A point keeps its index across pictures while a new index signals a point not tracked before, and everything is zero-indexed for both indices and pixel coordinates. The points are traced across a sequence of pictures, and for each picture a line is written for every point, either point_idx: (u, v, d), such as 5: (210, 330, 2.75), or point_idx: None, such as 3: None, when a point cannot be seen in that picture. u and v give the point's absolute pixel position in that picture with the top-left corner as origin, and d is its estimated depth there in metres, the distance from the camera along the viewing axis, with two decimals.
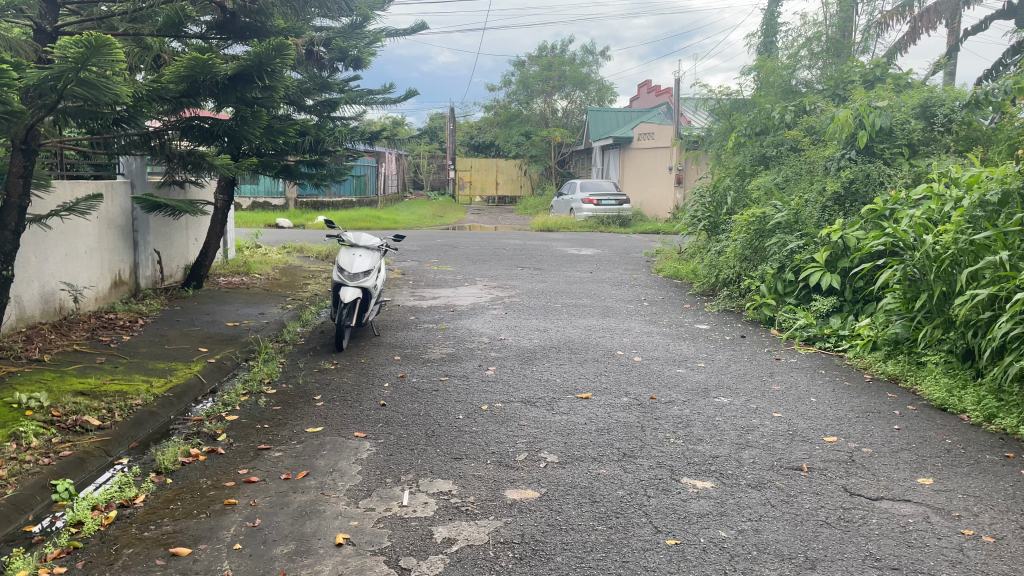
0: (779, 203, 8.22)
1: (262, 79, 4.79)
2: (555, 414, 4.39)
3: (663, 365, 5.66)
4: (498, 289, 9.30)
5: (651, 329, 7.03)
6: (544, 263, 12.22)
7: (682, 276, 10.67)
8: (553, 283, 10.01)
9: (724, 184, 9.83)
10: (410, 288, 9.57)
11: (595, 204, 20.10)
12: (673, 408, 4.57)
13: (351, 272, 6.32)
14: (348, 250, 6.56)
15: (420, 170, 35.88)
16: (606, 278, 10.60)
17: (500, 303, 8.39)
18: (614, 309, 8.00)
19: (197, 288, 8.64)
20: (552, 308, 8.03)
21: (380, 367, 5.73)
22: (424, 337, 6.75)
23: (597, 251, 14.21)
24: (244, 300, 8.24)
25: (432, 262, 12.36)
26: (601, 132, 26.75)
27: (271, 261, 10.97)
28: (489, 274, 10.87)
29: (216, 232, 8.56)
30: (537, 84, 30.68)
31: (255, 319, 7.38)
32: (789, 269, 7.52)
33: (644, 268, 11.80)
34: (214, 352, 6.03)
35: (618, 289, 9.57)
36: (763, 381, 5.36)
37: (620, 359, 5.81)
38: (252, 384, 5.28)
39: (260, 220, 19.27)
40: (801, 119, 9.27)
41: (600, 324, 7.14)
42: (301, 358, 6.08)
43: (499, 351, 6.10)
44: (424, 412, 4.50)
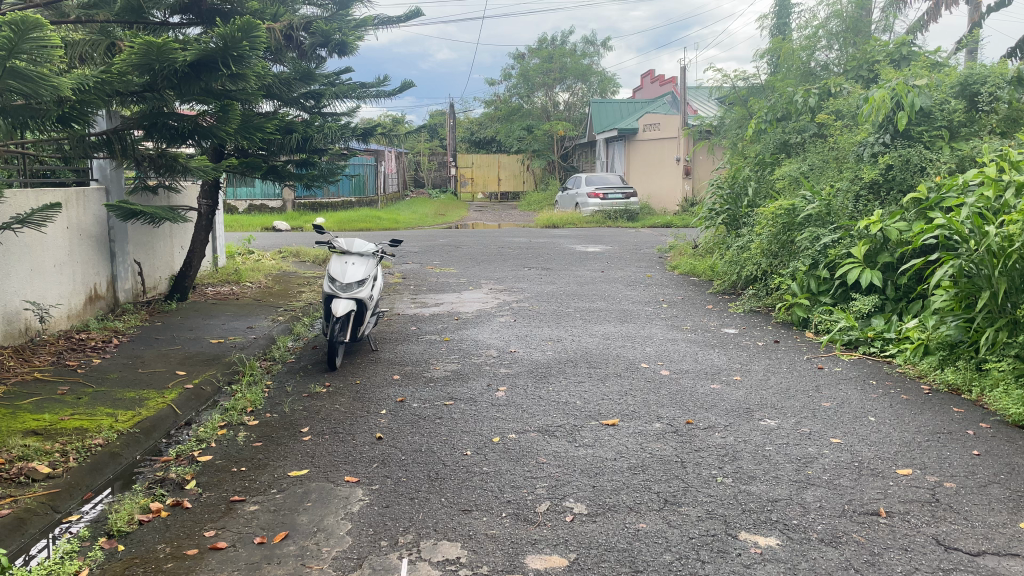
0: (808, 194, 7.55)
1: (229, 64, 4.12)
2: (578, 448, 3.77)
3: (695, 379, 5.04)
4: (505, 293, 8.68)
5: (675, 335, 6.41)
6: (551, 263, 11.57)
7: (699, 273, 10.03)
8: (564, 285, 9.37)
9: (744, 174, 9.17)
10: (412, 294, 8.95)
11: (601, 199, 19.42)
12: (714, 436, 3.95)
13: (344, 283, 5.70)
14: (340, 257, 5.93)
15: (421, 169, 35.18)
16: (620, 277, 9.97)
17: (509, 308, 7.76)
18: (633, 313, 7.38)
19: (182, 300, 8.03)
20: (566, 313, 7.40)
21: (378, 388, 5.11)
22: (426, 351, 6.13)
23: (607, 248, 13.54)
24: (231, 312, 7.64)
25: (435, 265, 11.72)
26: (606, 124, 26.04)
27: (264, 268, 10.36)
28: (495, 276, 10.24)
29: (201, 240, 7.94)
30: (538, 76, 30.01)
31: (242, 334, 6.77)
32: (823, 266, 6.86)
33: (658, 265, 11.16)
34: (193, 376, 5.42)
35: (634, 290, 8.93)
36: (810, 396, 4.73)
37: (646, 373, 5.18)
38: (232, 415, 4.67)
39: (256, 223, 18.67)
40: (827, 103, 8.64)
41: (619, 332, 6.51)
42: (290, 380, 5.47)
43: (510, 367, 5.47)
44: (426, 448, 3.89)
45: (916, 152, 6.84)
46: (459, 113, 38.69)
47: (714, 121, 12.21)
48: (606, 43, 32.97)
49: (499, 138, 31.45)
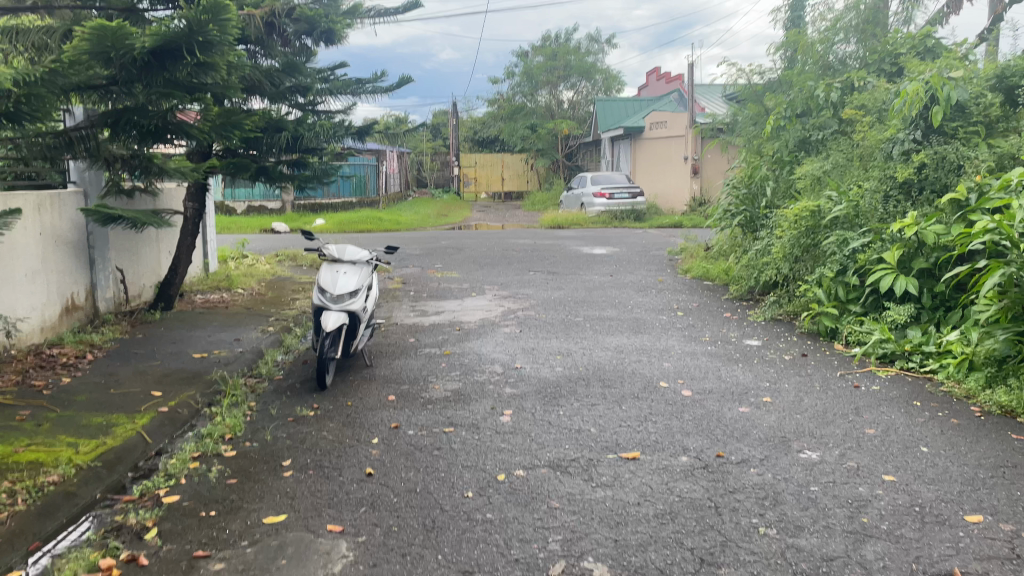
0: (834, 194, 7.05)
1: (194, 52, 3.64)
2: (596, 490, 3.30)
3: (721, 402, 4.56)
4: (510, 300, 8.19)
5: (695, 347, 5.93)
6: (558, 266, 11.09)
7: (714, 277, 9.56)
8: (572, 290, 8.89)
9: (762, 173, 8.66)
10: (411, 301, 8.48)
11: (608, 199, 18.92)
12: (750, 472, 3.48)
13: (335, 293, 5.23)
14: (330, 266, 5.44)
15: (423, 168, 34.69)
16: (629, 282, 9.50)
17: (514, 317, 7.29)
18: (647, 323, 6.89)
19: (167, 309, 7.54)
20: (575, 323, 6.91)
21: (371, 411, 4.64)
22: (425, 366, 5.66)
23: (615, 250, 13.06)
24: (219, 322, 7.17)
25: (436, 269, 11.24)
26: (611, 122, 25.52)
27: (257, 273, 9.90)
28: (499, 281, 9.77)
29: (187, 246, 7.46)
30: (542, 74, 29.52)
31: (228, 347, 6.31)
32: (852, 272, 6.37)
33: (669, 269, 10.68)
34: (169, 397, 4.95)
35: (646, 296, 8.45)
36: (851, 422, 4.25)
37: (666, 394, 4.70)
38: (208, 443, 4.20)
39: (254, 225, 18.23)
40: (851, 98, 8.17)
41: (633, 344, 6.03)
42: (275, 401, 5.00)
43: (516, 386, 5.00)
44: (422, 489, 3.41)
45: (952, 148, 6.37)
46: (460, 112, 38.19)
47: (726, 117, 11.70)
48: (610, 40, 32.47)
49: (503, 137, 30.96)
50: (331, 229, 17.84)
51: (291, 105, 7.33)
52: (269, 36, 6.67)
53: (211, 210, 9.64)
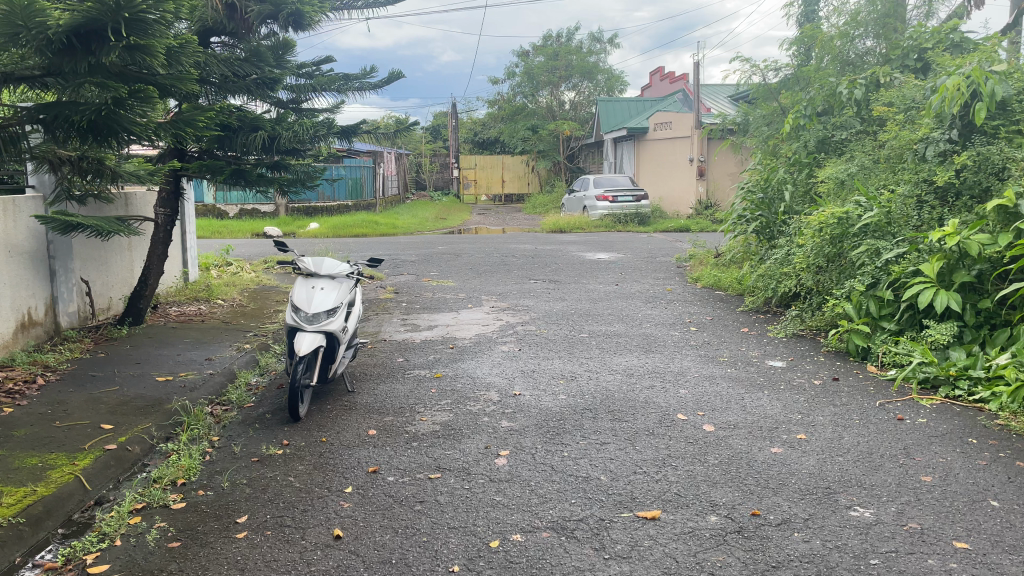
0: (862, 199, 6.48)
1: (121, 33, 3.23)
2: (610, 564, 2.72)
3: (749, 439, 3.97)
4: (508, 313, 7.60)
5: (713, 370, 5.36)
6: (560, 273, 10.51)
7: (727, 286, 8.98)
8: (575, 301, 8.30)
9: (779, 176, 8.08)
10: (403, 313, 7.89)
11: (611, 201, 18.35)
12: (793, 538, 2.89)
13: (310, 312, 4.63)
14: (306, 281, 4.84)
15: (423, 170, 34.13)
16: (636, 291, 8.92)
17: (513, 332, 6.70)
18: (658, 341, 6.31)
19: (136, 324, 6.92)
20: (580, 340, 6.32)
21: (347, 450, 4.05)
22: (413, 392, 5.06)
23: (620, 256, 12.48)
24: (191, 340, 6.59)
25: (431, 277, 10.65)
26: (614, 123, 24.94)
27: (241, 282, 9.33)
28: (497, 290, 9.19)
29: (158, 255, 6.86)
30: (543, 74, 28.96)
31: (197, 368, 5.72)
32: (886, 285, 5.79)
33: (678, 277, 10.11)
34: (122, 431, 4.37)
35: (655, 308, 7.87)
36: (902, 466, 3.65)
37: (685, 430, 4.11)
38: (156, 491, 3.61)
39: (246, 230, 17.68)
40: (877, 95, 7.61)
41: (644, 367, 5.45)
42: (241, 436, 4.41)
43: (515, 418, 4.41)
44: (400, 560, 2.82)
45: (997, 149, 5.80)
46: (459, 113, 37.63)
47: (737, 117, 11.11)
48: (613, 40, 31.91)
49: (503, 138, 30.40)
50: (325, 233, 17.28)
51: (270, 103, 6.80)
52: (234, 20, 6.07)
53: (191, 215, 9.07)
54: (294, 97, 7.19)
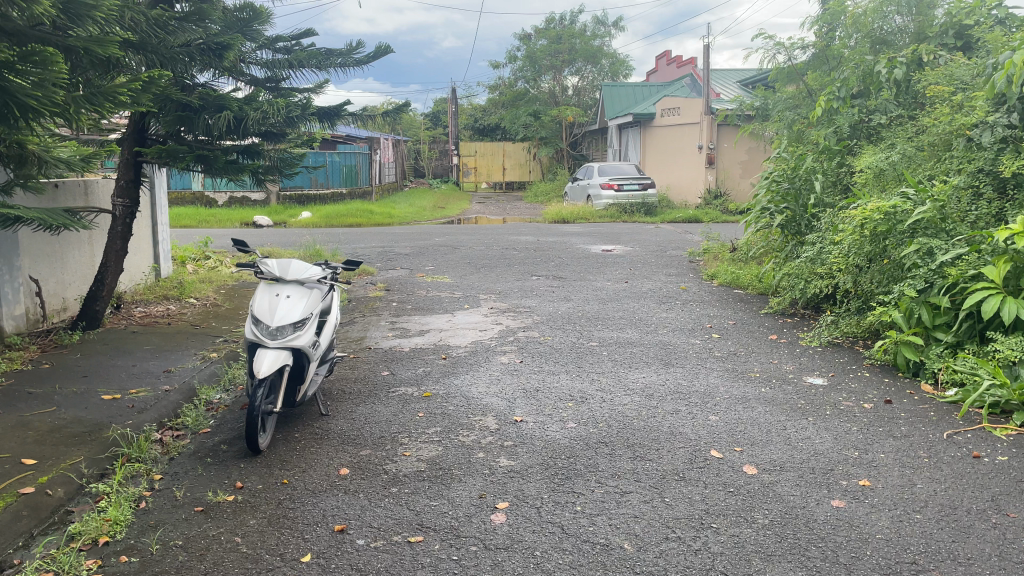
0: (909, 190, 5.74)
1: None
2: None
3: (802, 488, 3.25)
4: (508, 316, 6.86)
5: (745, 390, 4.63)
6: (564, 269, 9.77)
7: (748, 284, 8.25)
8: (582, 301, 7.57)
9: (808, 165, 7.30)
10: (393, 315, 7.16)
11: (616, 190, 17.58)
12: None
13: (273, 326, 3.89)
14: (269, 287, 4.09)
15: (422, 158, 33.33)
16: (648, 290, 8.19)
17: (514, 339, 5.97)
18: (677, 351, 5.59)
19: (92, 328, 6.18)
20: (588, 351, 5.59)
21: (312, 497, 3.33)
22: (397, 417, 4.33)
23: (628, 249, 11.73)
24: (152, 347, 5.86)
25: (426, 272, 9.90)
26: (618, 109, 24.11)
27: (219, 278, 8.59)
28: (497, 288, 8.46)
29: (116, 251, 6.12)
30: (546, 58, 28.11)
31: (151, 384, 5.00)
32: (941, 290, 5.08)
33: (692, 273, 9.37)
34: (45, 468, 3.65)
35: (669, 310, 7.14)
36: (997, 528, 2.93)
37: (723, 475, 3.38)
38: (69, 556, 2.90)
39: (235, 219, 16.94)
40: (922, 76, 6.89)
41: (664, 385, 4.72)
42: (189, 474, 3.70)
43: (516, 453, 3.69)
44: None
45: None
46: (459, 99, 36.75)
47: (756, 101, 10.34)
48: (618, 24, 31.03)
49: (504, 125, 29.57)
50: (317, 222, 16.54)
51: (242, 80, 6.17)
52: None
53: (163, 205, 8.35)
54: (271, 74, 6.48)
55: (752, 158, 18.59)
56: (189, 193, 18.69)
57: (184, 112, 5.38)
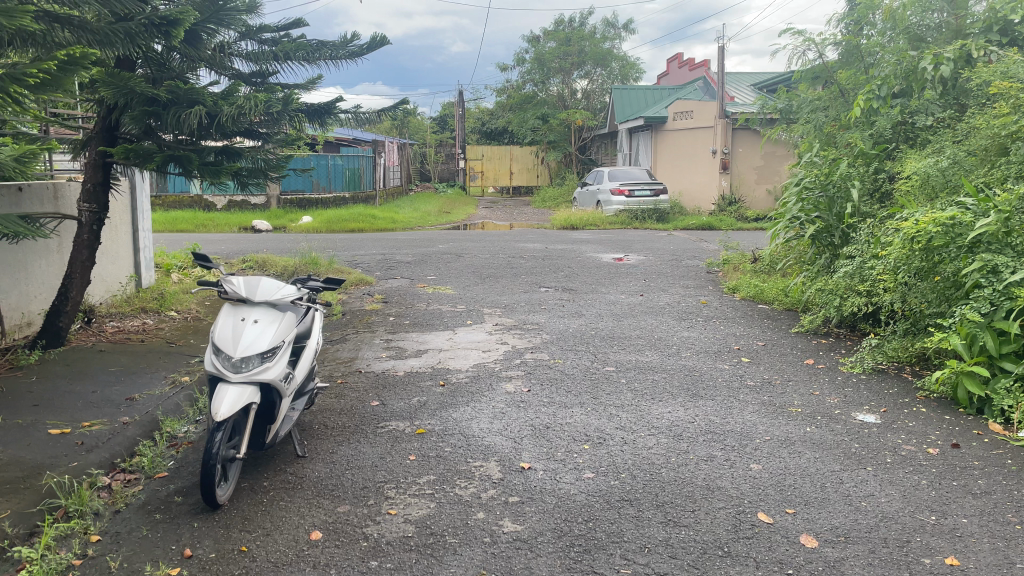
0: (967, 200, 5.11)
1: None
2: None
3: (876, 571, 2.63)
4: (515, 334, 6.25)
5: (788, 430, 4.01)
6: (575, 280, 9.18)
7: (775, 300, 7.63)
8: (595, 317, 6.97)
9: (845, 170, 6.69)
10: (390, 331, 6.56)
11: (627, 196, 16.99)
12: None
13: (238, 357, 3.29)
14: (235, 309, 3.48)
15: (427, 162, 32.77)
16: (666, 304, 7.58)
17: (521, 362, 5.36)
18: (705, 379, 4.96)
19: (54, 346, 5.59)
20: (604, 377, 4.97)
21: (273, 573, 2.72)
22: (385, 460, 3.72)
23: (642, 258, 11.12)
24: (118, 368, 5.27)
25: (427, 282, 9.30)
26: (629, 113, 23.50)
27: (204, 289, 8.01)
28: (503, 301, 7.86)
29: (81, 262, 5.53)
30: (555, 61, 27.54)
31: (110, 415, 4.40)
32: (1011, 314, 4.45)
33: (712, 286, 8.76)
34: None
35: (692, 328, 6.52)
36: None
37: (777, 550, 2.77)
38: None
39: (234, 223, 16.41)
40: (973, 72, 6.26)
41: (695, 423, 4.09)
42: (132, 536, 3.09)
43: (523, 514, 3.08)
44: None
45: None
46: (467, 102, 36.22)
47: (780, 102, 9.73)
48: (627, 26, 30.45)
49: (511, 128, 29.00)
50: (318, 228, 15.97)
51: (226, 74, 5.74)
52: None
53: (145, 210, 7.80)
54: (257, 68, 5.92)
55: (768, 163, 17.96)
56: (187, 196, 18.15)
57: (151, 105, 4.80)
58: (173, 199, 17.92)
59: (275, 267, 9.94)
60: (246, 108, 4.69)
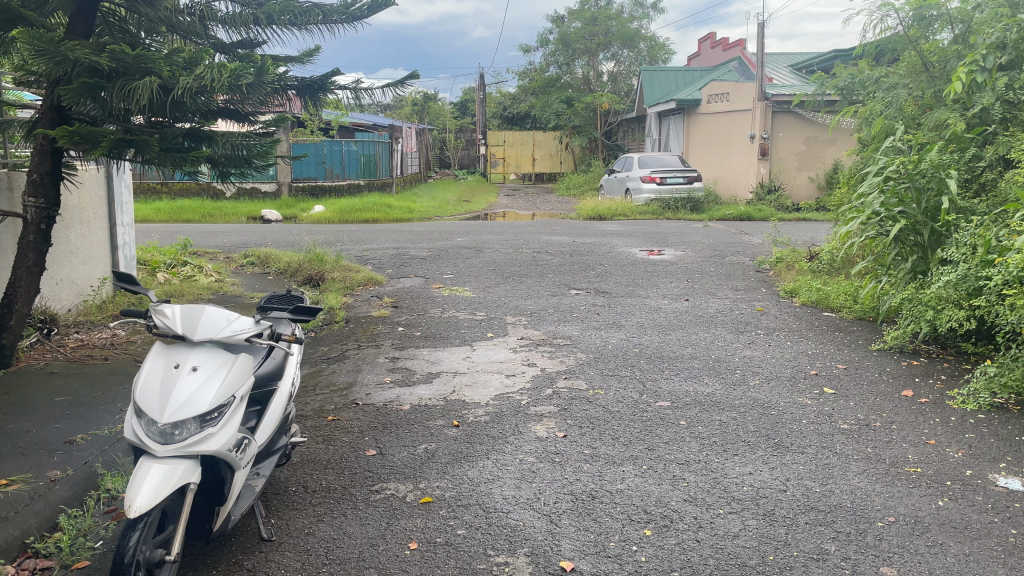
0: None
1: None
2: None
3: None
4: (544, 353, 5.26)
5: (914, 507, 3.01)
6: (608, 280, 8.19)
7: (844, 309, 6.60)
8: (636, 329, 5.99)
9: (937, 157, 5.66)
10: (397, 346, 5.61)
11: (658, 183, 15.90)
12: None
13: (167, 423, 2.33)
14: (169, 350, 2.52)
15: (447, 147, 31.75)
16: (718, 313, 6.57)
17: (553, 393, 4.38)
18: (786, 421, 3.94)
19: None
20: (659, 418, 3.96)
21: None
22: (377, 548, 2.76)
23: (680, 254, 10.07)
24: (67, 397, 4.37)
25: (443, 282, 8.32)
26: (658, 96, 22.33)
27: (191, 291, 7.12)
28: (528, 307, 6.90)
29: (27, 268, 4.62)
30: (580, 41, 26.27)
31: (38, 467, 3.49)
32: None
33: (765, 289, 7.72)
34: None
35: (754, 345, 5.50)
36: None
37: None
38: None
39: (242, 212, 15.59)
40: None
41: (789, 496, 3.09)
42: None
43: None
44: None
45: None
46: (488, 86, 35.17)
47: (842, 79, 8.62)
48: (656, 5, 29.14)
49: (534, 113, 27.89)
50: (330, 218, 15.10)
51: (210, 44, 4.92)
52: None
53: (125, 204, 6.95)
54: (242, 38, 4.98)
55: (811, 148, 16.70)
56: (195, 184, 17.31)
57: (95, 77, 3.80)
58: (180, 187, 17.07)
59: (277, 263, 9.03)
60: (205, 79, 3.73)
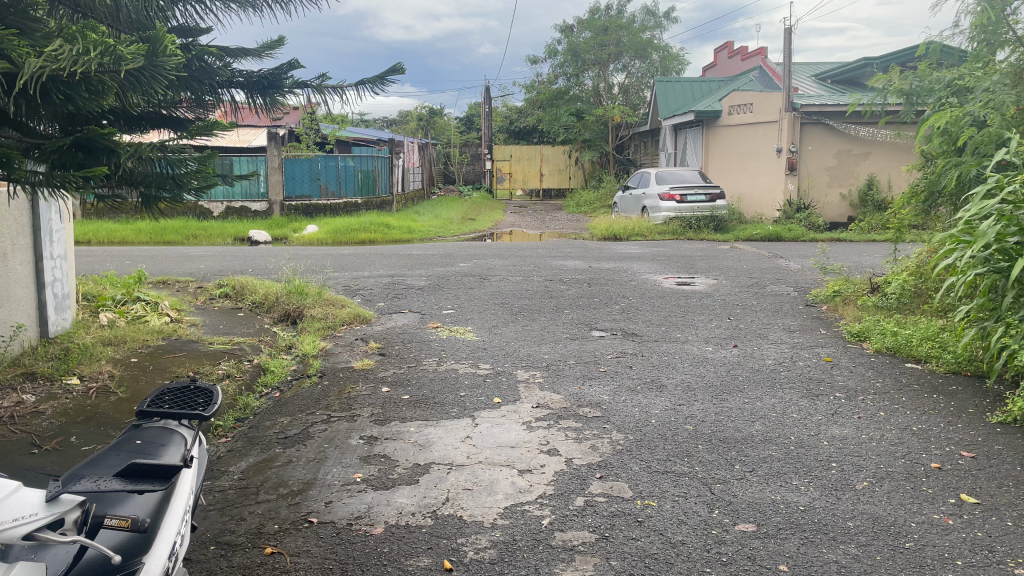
0: None
1: None
2: None
3: None
4: (568, 432, 3.99)
5: None
6: (635, 319, 6.93)
7: (933, 362, 5.33)
8: (682, 391, 4.72)
9: None
10: (378, 416, 4.36)
11: (679, 201, 14.66)
12: None
13: None
14: None
15: (451, 162, 30.67)
16: (777, 366, 5.30)
17: (584, 506, 3.12)
18: (935, 565, 2.67)
19: None
20: (746, 559, 2.69)
21: None
22: None
23: (713, 283, 8.83)
24: None
25: (441, 320, 7.08)
26: (673, 107, 21.14)
27: (137, 337, 5.91)
28: (543, 356, 5.64)
29: None
30: (591, 51, 25.11)
31: None
32: None
33: (825, 330, 6.45)
34: None
35: (841, 419, 4.22)
36: None
37: None
38: None
39: (228, 233, 14.42)
40: None
41: None
42: None
43: None
44: None
45: None
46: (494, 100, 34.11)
47: (906, 83, 7.37)
48: (669, 14, 28.04)
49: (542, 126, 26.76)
50: (323, 239, 13.92)
51: None
52: None
53: (59, 237, 5.77)
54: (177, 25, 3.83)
55: (842, 161, 15.46)
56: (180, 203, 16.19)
57: None
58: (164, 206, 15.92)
59: (251, 296, 7.80)
60: (65, 63, 2.52)
